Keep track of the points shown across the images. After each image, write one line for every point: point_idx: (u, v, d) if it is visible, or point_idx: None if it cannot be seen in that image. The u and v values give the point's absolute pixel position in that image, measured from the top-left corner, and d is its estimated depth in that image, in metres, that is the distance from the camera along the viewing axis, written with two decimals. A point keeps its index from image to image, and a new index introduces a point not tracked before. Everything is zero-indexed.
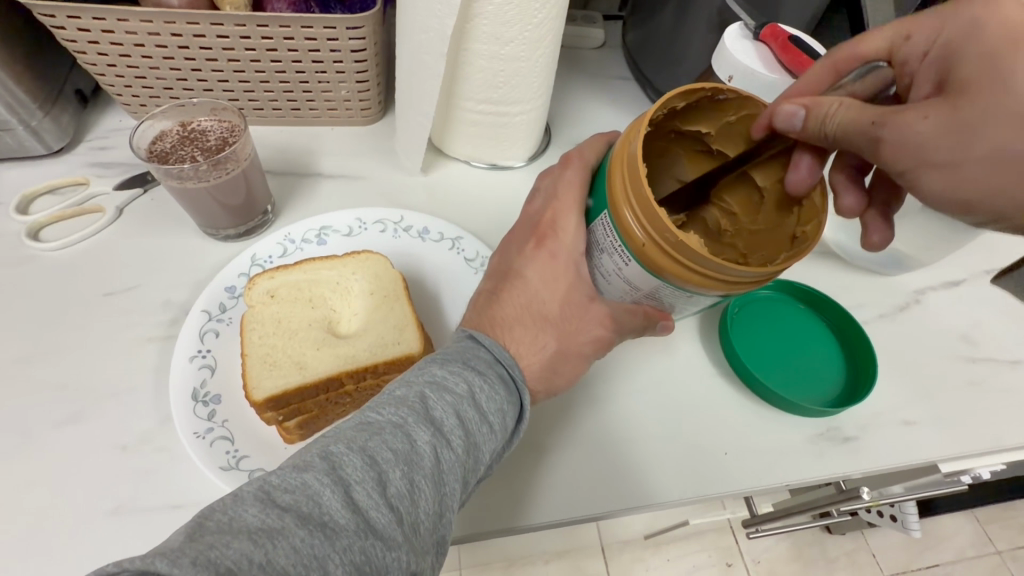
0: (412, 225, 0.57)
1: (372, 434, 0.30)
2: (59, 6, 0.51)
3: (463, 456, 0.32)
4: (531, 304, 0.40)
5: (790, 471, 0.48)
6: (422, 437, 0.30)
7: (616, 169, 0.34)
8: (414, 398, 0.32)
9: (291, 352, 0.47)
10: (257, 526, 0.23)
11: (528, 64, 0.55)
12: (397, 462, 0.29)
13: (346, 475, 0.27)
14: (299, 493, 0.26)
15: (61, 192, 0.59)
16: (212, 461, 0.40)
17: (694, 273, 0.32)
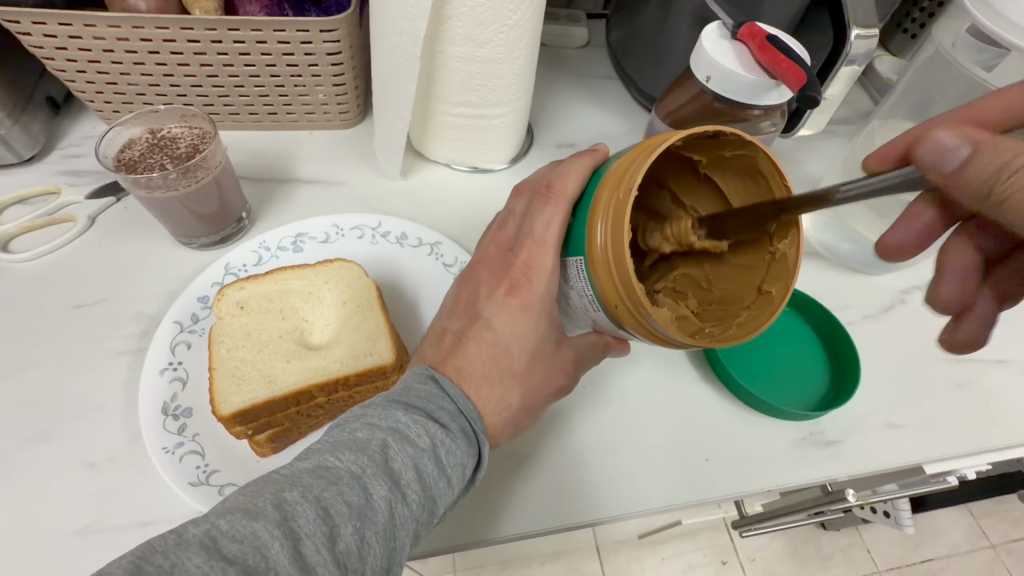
0: (390, 231, 0.56)
1: (327, 485, 0.28)
2: (24, 12, 0.50)
3: (416, 515, 0.31)
4: (497, 352, 0.39)
5: (774, 477, 0.47)
6: (378, 492, 0.29)
7: (603, 194, 0.34)
8: (375, 445, 0.31)
9: (261, 365, 0.46)
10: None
11: (505, 66, 0.54)
12: (350, 517, 0.28)
13: (296, 528, 0.26)
14: (245, 545, 0.24)
15: (33, 202, 0.58)
16: (180, 477, 0.40)
17: (643, 328, 0.32)
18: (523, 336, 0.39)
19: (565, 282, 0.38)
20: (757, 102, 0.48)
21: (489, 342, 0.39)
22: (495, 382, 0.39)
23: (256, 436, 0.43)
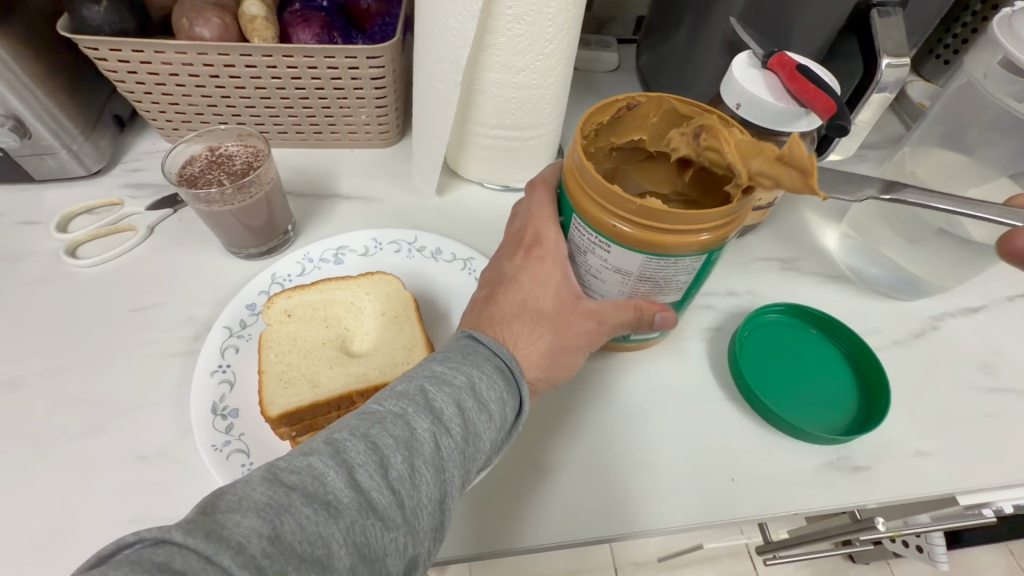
0: (426, 246, 0.59)
1: (370, 426, 0.32)
2: (102, 40, 0.55)
3: (462, 446, 0.34)
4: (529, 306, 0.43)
5: (800, 500, 0.47)
6: (421, 428, 0.32)
7: (571, 184, 0.41)
8: (414, 391, 0.35)
9: (305, 369, 0.49)
10: (265, 507, 0.26)
11: (540, 92, 0.57)
12: (398, 447, 0.31)
13: (349, 461, 0.29)
14: (302, 474, 0.28)
15: (97, 212, 0.62)
16: (228, 473, 0.42)
17: (667, 230, 0.37)
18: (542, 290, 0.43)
19: (577, 255, 0.43)
20: (786, 130, 0.49)
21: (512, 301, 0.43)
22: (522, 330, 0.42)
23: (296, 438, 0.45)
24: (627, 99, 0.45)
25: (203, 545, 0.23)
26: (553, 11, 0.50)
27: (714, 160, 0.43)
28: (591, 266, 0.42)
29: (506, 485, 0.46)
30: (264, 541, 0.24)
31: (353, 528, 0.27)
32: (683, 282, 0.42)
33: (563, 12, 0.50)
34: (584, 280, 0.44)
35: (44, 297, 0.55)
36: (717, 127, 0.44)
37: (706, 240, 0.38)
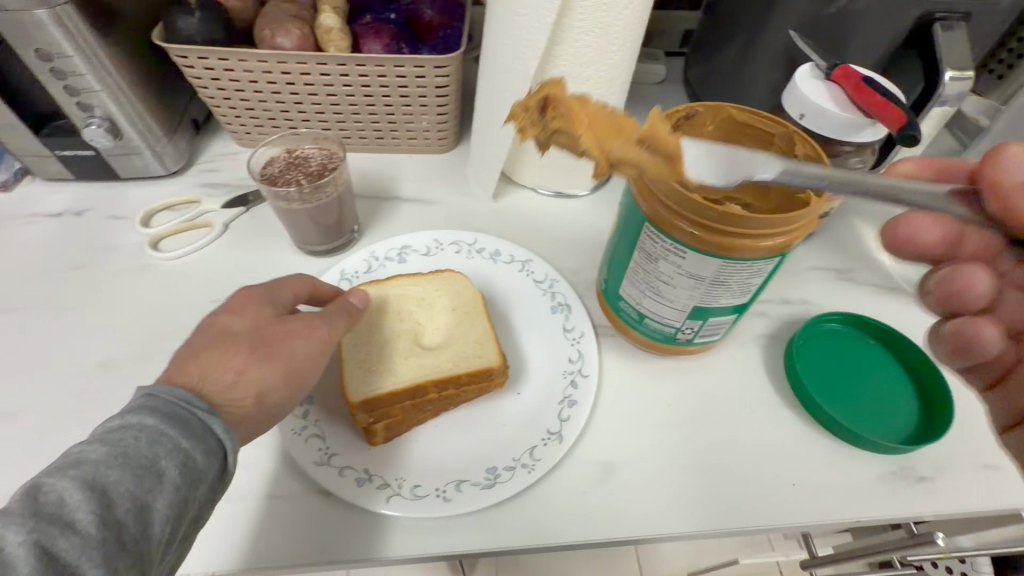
0: (485, 248, 0.61)
1: (177, 439, 0.33)
2: (193, 49, 0.59)
3: (213, 489, 0.35)
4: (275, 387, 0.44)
5: (862, 508, 0.47)
6: (198, 453, 0.34)
7: (640, 191, 0.42)
8: (157, 436, 0.33)
9: (382, 360, 0.51)
10: (85, 503, 0.29)
11: (600, 101, 0.59)
12: (123, 489, 0.30)
13: (100, 453, 0.31)
14: (106, 477, 0.30)
15: (177, 209, 0.66)
16: (307, 457, 0.45)
17: (745, 236, 0.38)
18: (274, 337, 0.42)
19: (648, 260, 0.44)
20: (848, 139, 0.50)
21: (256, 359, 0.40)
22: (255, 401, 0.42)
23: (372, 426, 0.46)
24: (685, 109, 0.45)
25: (34, 523, 0.27)
26: (621, 23, 0.52)
27: (564, 139, 0.39)
28: (663, 274, 0.44)
29: (568, 479, 0.47)
30: (61, 533, 0.27)
31: (138, 546, 0.30)
32: (752, 283, 0.42)
33: (630, 25, 0.52)
34: (654, 288, 0.46)
35: (130, 287, 0.59)
36: (776, 134, 0.45)
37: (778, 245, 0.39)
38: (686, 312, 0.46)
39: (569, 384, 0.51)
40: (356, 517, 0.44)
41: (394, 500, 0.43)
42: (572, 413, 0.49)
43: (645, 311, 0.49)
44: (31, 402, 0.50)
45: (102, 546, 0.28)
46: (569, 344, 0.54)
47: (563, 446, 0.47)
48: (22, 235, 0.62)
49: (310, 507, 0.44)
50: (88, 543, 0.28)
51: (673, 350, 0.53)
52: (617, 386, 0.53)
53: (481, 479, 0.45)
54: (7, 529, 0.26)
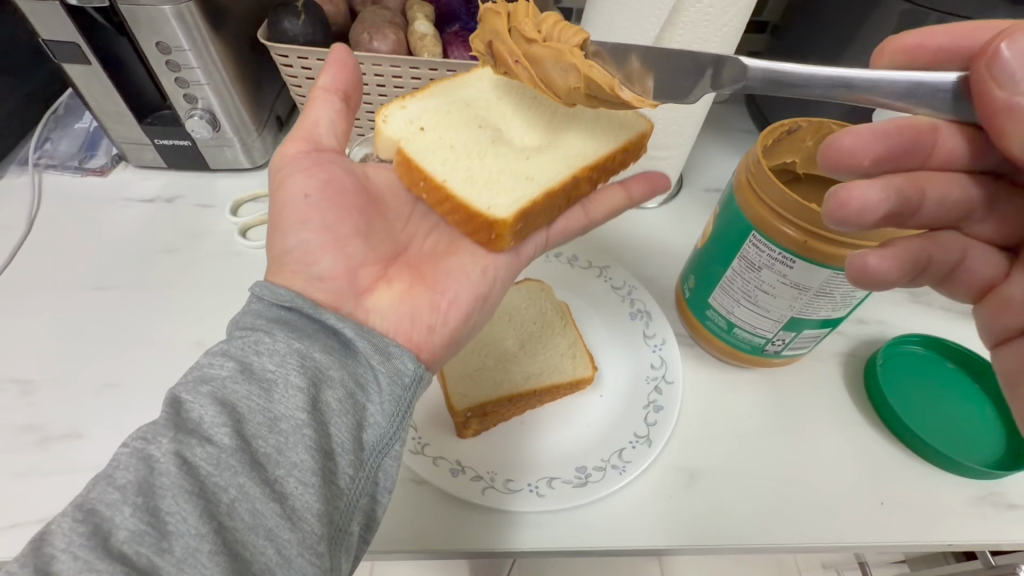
0: (562, 252, 0.62)
1: (292, 344, 0.34)
2: (294, 49, 0.62)
3: (352, 389, 0.34)
4: (465, 267, 0.46)
5: (953, 531, 0.47)
6: (318, 354, 0.35)
7: (746, 200, 0.44)
8: (298, 354, 0.34)
9: (509, 172, 0.46)
10: (218, 412, 0.30)
11: (687, 114, 0.59)
12: (253, 403, 0.31)
13: (229, 367, 0.33)
14: (236, 388, 0.32)
15: (262, 201, 0.68)
16: (403, 444, 0.45)
17: (851, 245, 0.39)
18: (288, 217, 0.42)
19: (748, 268, 0.46)
20: None
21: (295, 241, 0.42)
22: (405, 286, 0.44)
23: (492, 236, 0.44)
24: (788, 124, 0.47)
25: (174, 433, 0.29)
26: (720, 40, 0.53)
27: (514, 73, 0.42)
28: (763, 283, 0.45)
29: (657, 483, 0.47)
30: (198, 443, 0.29)
31: (282, 452, 0.30)
32: (855, 297, 0.44)
33: (727, 41, 0.54)
34: (751, 297, 0.47)
35: (221, 272, 0.60)
36: None
37: None
38: (780, 322, 0.47)
39: (653, 390, 0.51)
40: (451, 507, 0.44)
41: (489, 493, 0.44)
42: (660, 418, 0.48)
43: (736, 320, 0.50)
44: (131, 376, 0.52)
45: (237, 452, 0.29)
46: (651, 350, 0.54)
47: (653, 449, 0.46)
48: (119, 216, 0.65)
49: (405, 494, 0.45)
50: (223, 450, 0.29)
51: (756, 362, 0.53)
52: (699, 395, 0.53)
53: (573, 477, 0.45)
54: (154, 441, 0.29)
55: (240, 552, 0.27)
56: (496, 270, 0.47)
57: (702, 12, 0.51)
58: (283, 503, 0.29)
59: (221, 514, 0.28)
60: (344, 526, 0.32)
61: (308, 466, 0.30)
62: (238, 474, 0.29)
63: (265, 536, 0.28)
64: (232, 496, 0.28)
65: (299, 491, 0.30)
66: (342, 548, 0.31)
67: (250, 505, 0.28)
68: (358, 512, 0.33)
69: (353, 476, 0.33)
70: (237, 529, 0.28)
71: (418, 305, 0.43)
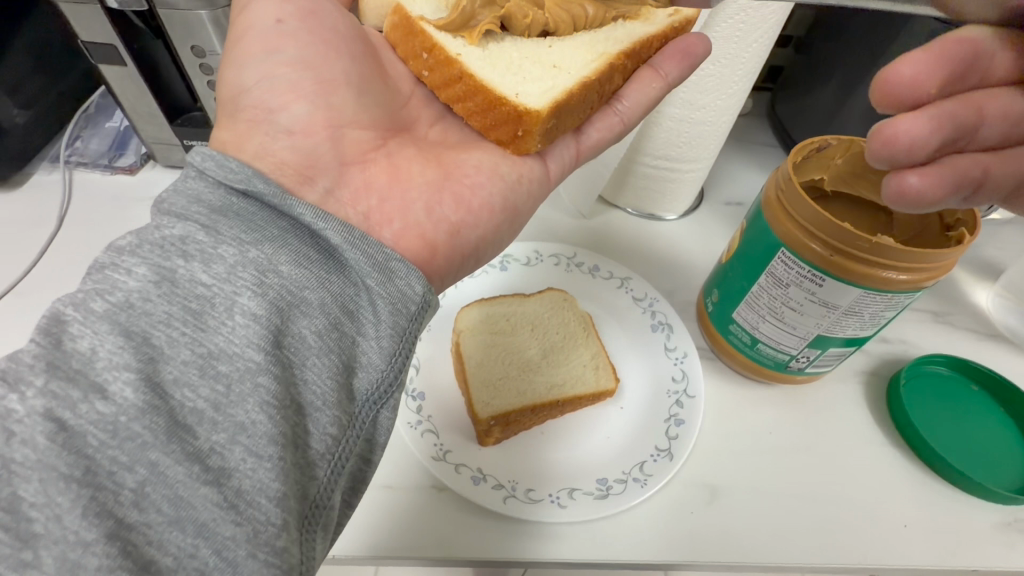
0: (584, 262, 0.62)
1: (247, 255, 0.30)
2: None
3: (332, 319, 0.30)
4: (498, 167, 0.45)
5: (979, 557, 0.46)
6: (285, 268, 0.30)
7: (773, 215, 0.45)
8: (251, 273, 0.29)
9: (539, 63, 0.46)
10: (124, 352, 0.25)
11: (713, 128, 0.59)
12: (178, 344, 0.26)
13: (144, 280, 0.27)
14: (153, 315, 0.27)
15: None
16: (424, 450, 0.45)
17: (882, 266, 0.39)
18: (249, 74, 0.40)
19: (776, 285, 0.46)
20: None
21: (259, 95, 0.40)
22: (412, 169, 0.43)
23: (518, 133, 0.44)
24: (817, 140, 0.47)
25: (49, 380, 0.24)
26: (750, 55, 0.53)
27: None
28: (790, 300, 0.45)
29: (678, 499, 0.47)
30: (85, 398, 0.24)
31: (220, 409, 0.26)
32: (883, 317, 0.44)
33: (756, 57, 0.54)
34: (777, 313, 0.47)
35: None
36: None
37: (913, 282, 0.40)
38: (806, 340, 0.47)
39: (674, 403, 0.51)
40: (472, 515, 0.44)
41: (511, 502, 0.44)
42: (681, 432, 0.48)
43: (760, 336, 0.50)
44: None
45: (149, 415, 0.24)
46: (672, 363, 0.54)
47: (674, 463, 0.46)
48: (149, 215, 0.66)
49: (426, 502, 0.45)
50: (126, 414, 0.24)
51: (778, 379, 0.53)
52: (722, 411, 0.53)
53: (593, 489, 0.45)
54: (17, 389, 0.23)
55: (154, 559, 0.23)
56: (525, 184, 0.45)
57: (734, 28, 0.51)
58: (223, 486, 0.25)
59: (124, 508, 0.23)
60: (319, 496, 0.28)
61: (262, 429, 0.26)
62: (148, 449, 0.24)
63: (197, 533, 0.24)
64: (141, 479, 0.23)
65: (243, 465, 0.25)
66: (319, 522, 0.28)
67: (167, 490, 0.24)
68: (346, 471, 0.30)
69: (337, 431, 0.29)
70: (146, 527, 0.23)
71: (439, 197, 0.42)
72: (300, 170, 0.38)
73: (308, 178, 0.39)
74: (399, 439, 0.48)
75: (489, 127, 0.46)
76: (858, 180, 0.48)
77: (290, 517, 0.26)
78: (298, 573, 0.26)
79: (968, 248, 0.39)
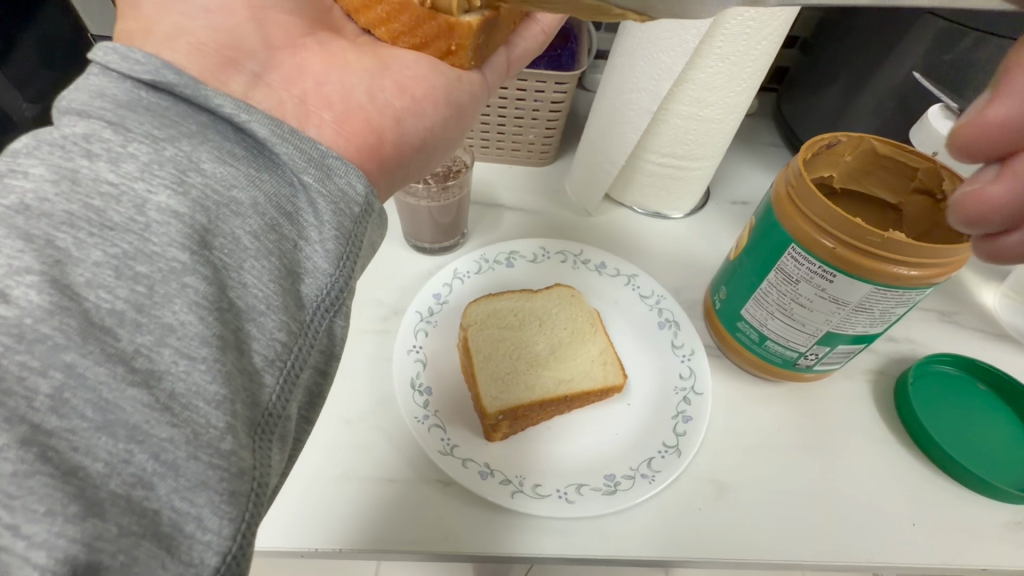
0: (590, 259, 0.62)
1: (162, 151, 0.26)
2: None
3: (270, 220, 0.28)
4: (437, 63, 0.44)
5: (989, 556, 0.46)
6: (209, 165, 0.27)
7: (783, 209, 0.44)
8: (169, 169, 0.26)
9: None
10: (25, 255, 0.22)
11: (720, 126, 0.59)
12: (82, 245, 0.23)
13: (41, 179, 0.24)
14: (52, 215, 0.23)
15: None
16: (430, 444, 0.45)
17: (894, 261, 0.39)
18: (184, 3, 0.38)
19: (787, 282, 0.46)
20: None
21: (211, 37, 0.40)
22: (353, 61, 0.42)
23: (452, 48, 0.42)
24: (828, 138, 0.46)
25: None
26: (758, 53, 0.53)
27: None
28: (800, 296, 0.45)
29: (685, 495, 0.47)
30: None
31: (143, 310, 0.23)
32: (894, 314, 0.43)
33: (765, 55, 0.54)
34: (787, 311, 0.47)
35: None
36: (919, 169, 0.45)
37: (924, 274, 0.40)
38: (815, 337, 0.47)
39: (681, 400, 0.51)
40: (479, 509, 0.44)
41: (518, 497, 0.43)
42: (688, 428, 0.48)
43: (768, 333, 0.50)
44: None
45: (57, 315, 0.21)
46: (679, 360, 0.53)
47: (682, 459, 0.46)
48: None
49: (431, 496, 0.45)
50: (31, 315, 0.21)
51: (788, 377, 0.53)
52: (729, 408, 0.53)
53: (601, 485, 0.45)
54: None
55: (82, 464, 0.20)
56: (468, 83, 0.46)
57: (743, 25, 0.51)
58: (153, 389, 0.22)
59: (41, 414, 0.20)
60: (273, 405, 0.26)
61: (194, 331, 0.24)
62: (62, 350, 0.21)
63: (128, 437, 0.21)
64: (56, 383, 0.20)
65: (174, 368, 0.23)
66: (274, 432, 0.26)
67: (89, 394, 0.21)
68: (300, 380, 0.28)
69: (286, 336, 0.27)
70: (69, 433, 0.20)
71: (386, 91, 0.41)
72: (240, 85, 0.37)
73: (235, 64, 0.36)
74: (407, 432, 0.48)
75: (421, 44, 0.42)
76: (865, 175, 0.49)
77: (237, 420, 0.24)
78: (252, 480, 0.24)
79: None
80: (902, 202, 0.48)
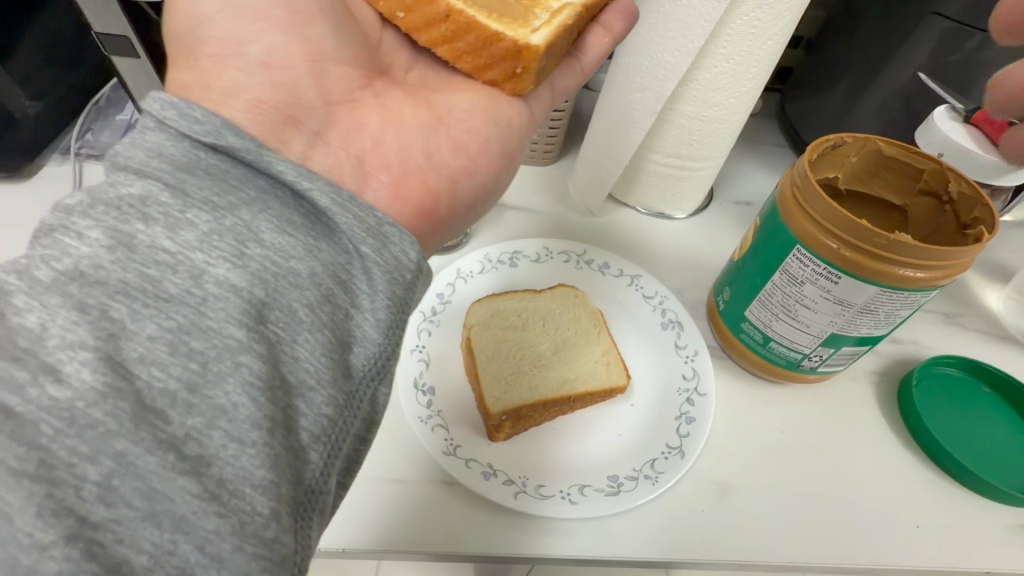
0: (594, 260, 0.62)
1: (223, 220, 0.27)
2: None
3: (326, 291, 0.28)
4: (481, 113, 0.44)
5: (994, 559, 0.46)
6: (268, 235, 0.28)
7: (788, 210, 0.44)
8: (228, 240, 0.27)
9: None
10: (80, 328, 0.22)
11: (724, 126, 0.59)
12: (138, 319, 0.24)
13: (98, 247, 0.24)
14: (108, 286, 0.24)
15: None
16: (435, 445, 0.45)
17: (899, 264, 0.39)
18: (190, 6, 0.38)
19: (792, 283, 0.45)
20: (994, 182, 0.52)
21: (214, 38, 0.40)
22: (402, 111, 0.42)
23: (517, 71, 0.43)
24: (833, 138, 0.46)
25: None
26: (763, 53, 0.53)
27: None
28: (805, 297, 0.45)
29: (690, 497, 0.47)
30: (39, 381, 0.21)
31: (196, 390, 0.23)
32: (899, 315, 0.43)
33: (770, 55, 0.54)
34: (791, 311, 0.46)
35: None
36: (924, 170, 0.45)
37: (928, 281, 0.40)
38: (820, 338, 0.47)
39: (684, 401, 0.50)
40: (483, 510, 0.44)
41: (521, 497, 0.43)
42: (692, 429, 0.48)
43: (772, 334, 0.49)
44: None
45: (109, 400, 0.22)
46: (682, 361, 0.53)
47: (686, 461, 0.46)
48: None
49: (435, 497, 0.45)
50: (84, 399, 0.21)
51: (789, 378, 0.52)
52: (733, 409, 0.52)
53: (604, 486, 0.45)
54: None
55: (126, 559, 0.20)
56: (518, 125, 0.45)
57: (748, 25, 0.51)
58: (202, 477, 0.22)
59: (87, 506, 0.20)
60: (316, 481, 0.26)
61: (246, 412, 0.24)
62: (113, 438, 0.21)
63: (173, 529, 0.21)
64: (105, 472, 0.21)
65: (224, 452, 0.23)
66: (315, 508, 0.26)
67: (137, 483, 0.21)
68: (341, 453, 0.28)
69: (332, 411, 0.27)
70: (115, 524, 0.21)
71: (433, 141, 0.41)
72: (245, 88, 0.36)
73: (292, 119, 0.37)
74: (410, 433, 0.48)
75: (485, 67, 0.44)
76: (869, 176, 0.49)
77: (281, 504, 0.24)
78: (291, 560, 0.24)
79: (986, 246, 0.39)
80: (906, 203, 0.48)
